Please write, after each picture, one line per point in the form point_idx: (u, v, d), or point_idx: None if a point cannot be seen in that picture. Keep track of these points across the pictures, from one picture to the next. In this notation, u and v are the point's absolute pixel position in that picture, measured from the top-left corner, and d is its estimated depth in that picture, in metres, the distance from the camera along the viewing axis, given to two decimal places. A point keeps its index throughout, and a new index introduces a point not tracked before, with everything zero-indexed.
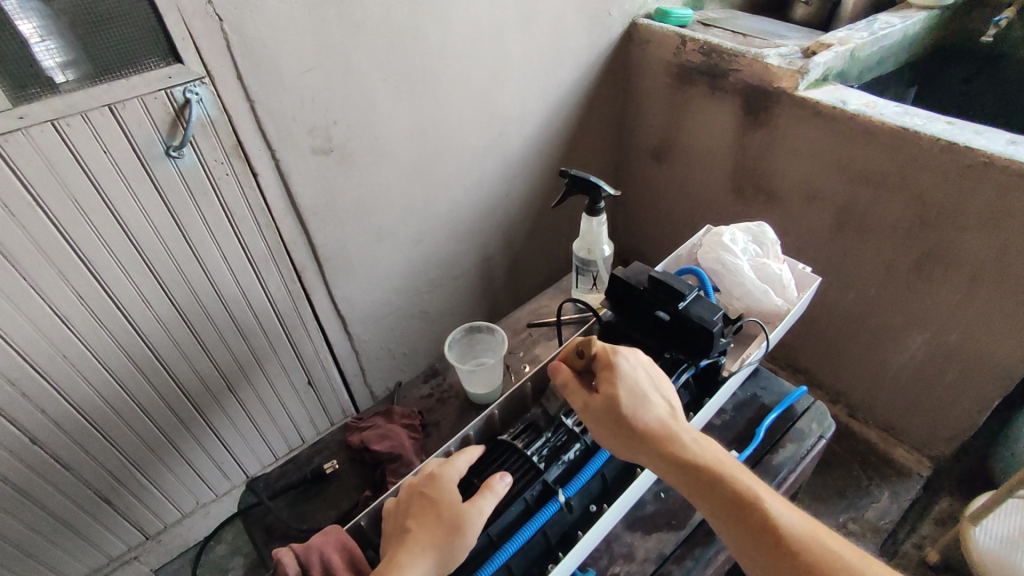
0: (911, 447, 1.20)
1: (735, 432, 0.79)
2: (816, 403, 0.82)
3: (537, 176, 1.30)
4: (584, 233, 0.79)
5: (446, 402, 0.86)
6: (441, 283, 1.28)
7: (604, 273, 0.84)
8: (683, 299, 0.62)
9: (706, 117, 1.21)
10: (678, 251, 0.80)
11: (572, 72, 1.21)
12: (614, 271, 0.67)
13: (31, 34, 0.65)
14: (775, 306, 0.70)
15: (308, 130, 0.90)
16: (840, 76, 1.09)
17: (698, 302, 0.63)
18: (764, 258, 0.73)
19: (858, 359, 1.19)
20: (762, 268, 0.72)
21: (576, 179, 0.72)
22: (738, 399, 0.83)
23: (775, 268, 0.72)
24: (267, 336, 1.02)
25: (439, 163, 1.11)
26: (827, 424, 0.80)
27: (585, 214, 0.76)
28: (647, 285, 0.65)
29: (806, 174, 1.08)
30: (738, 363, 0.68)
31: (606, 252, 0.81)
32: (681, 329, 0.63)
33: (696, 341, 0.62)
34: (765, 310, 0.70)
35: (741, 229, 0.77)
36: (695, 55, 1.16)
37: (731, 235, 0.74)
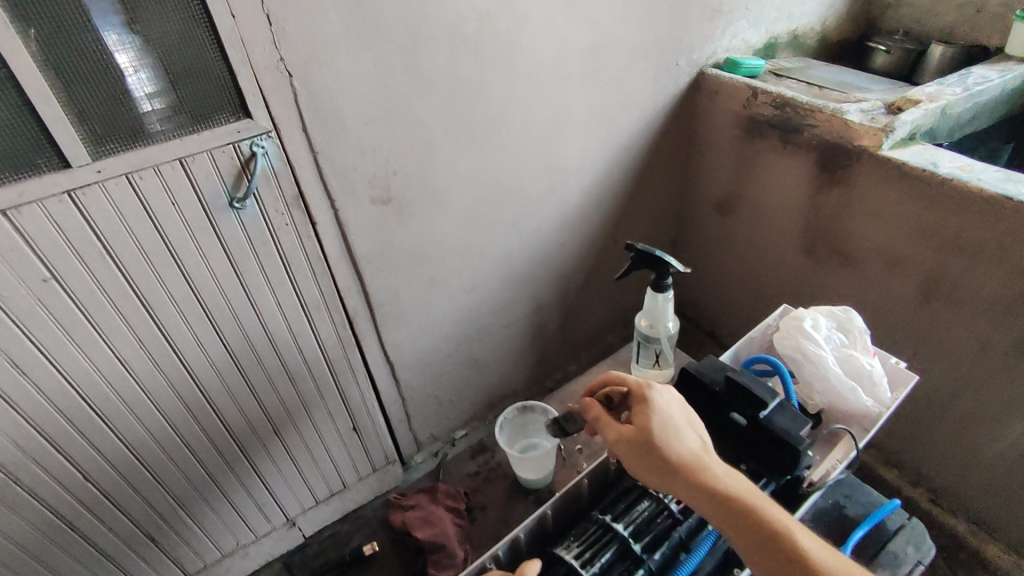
0: (1005, 545, 1.07)
1: None
2: (912, 519, 0.73)
3: (594, 225, 1.27)
4: (648, 307, 0.73)
5: None
6: (492, 332, 1.25)
7: (668, 352, 0.77)
8: (765, 408, 0.59)
9: (777, 172, 1.15)
10: (751, 334, 0.75)
11: (635, 122, 1.18)
12: (686, 367, 0.66)
13: (127, 65, 0.66)
14: (863, 407, 0.63)
15: (368, 180, 0.90)
16: (929, 134, 1.01)
17: (780, 411, 0.59)
18: (850, 349, 0.67)
19: (945, 442, 1.08)
20: (848, 361, 0.66)
21: (642, 254, 0.67)
22: (820, 508, 0.75)
23: (864, 362, 0.65)
24: (316, 382, 1.01)
25: (497, 213, 1.09)
26: (926, 546, 0.71)
27: (650, 288, 0.72)
28: (724, 386, 0.63)
29: (887, 239, 1.01)
30: (826, 472, 0.62)
31: (672, 329, 0.75)
32: (758, 438, 0.60)
33: (777, 454, 0.59)
34: (850, 409, 0.64)
35: (825, 313, 0.71)
36: (767, 109, 1.11)
37: (813, 321, 0.69)
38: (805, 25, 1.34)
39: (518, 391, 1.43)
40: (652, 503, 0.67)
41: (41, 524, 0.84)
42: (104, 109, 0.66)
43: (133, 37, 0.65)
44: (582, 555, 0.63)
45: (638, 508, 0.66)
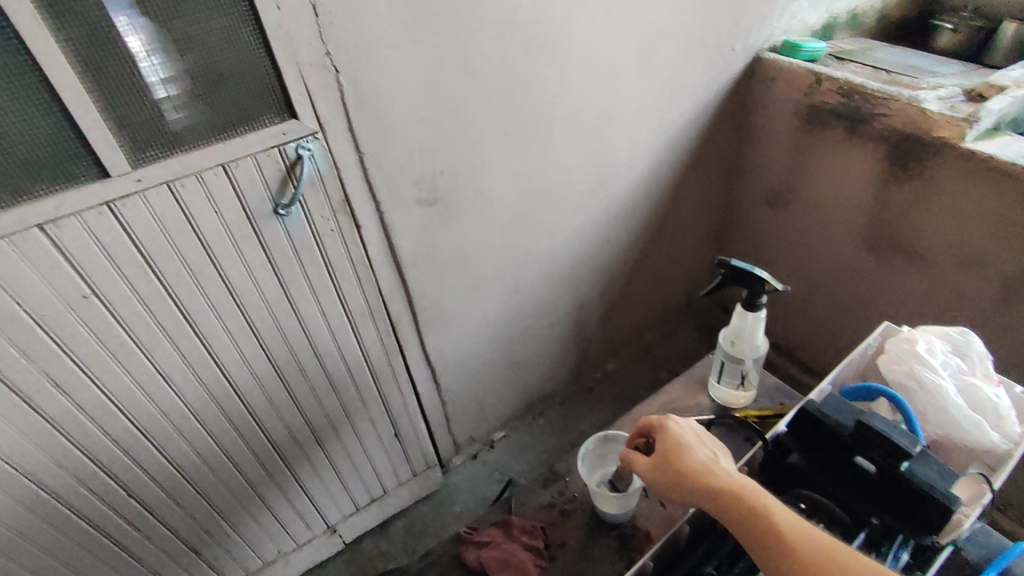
0: None
1: None
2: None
3: (640, 221, 1.21)
4: (736, 327, 0.69)
5: (570, 517, 0.77)
6: (535, 333, 1.21)
7: (753, 370, 0.73)
8: (907, 459, 0.54)
9: (839, 164, 1.08)
10: (850, 357, 0.71)
11: (686, 111, 1.12)
12: (807, 406, 0.60)
13: (140, 51, 0.59)
14: (992, 443, 0.59)
15: (414, 181, 0.85)
16: (1013, 124, 0.94)
17: (922, 461, 0.55)
18: (972, 378, 0.63)
19: (1021, 452, 1.02)
20: (968, 391, 0.62)
21: (736, 270, 0.63)
22: None
23: (990, 393, 0.61)
24: (358, 391, 0.97)
25: (544, 211, 1.03)
26: None
27: (741, 307, 0.67)
28: (854, 431, 0.57)
29: (966, 237, 0.94)
30: (958, 520, 0.58)
31: (760, 350, 0.71)
32: (893, 490, 0.56)
33: (918, 509, 0.54)
34: (975, 444, 0.60)
35: (939, 335, 0.68)
36: (832, 97, 1.04)
37: (927, 345, 0.65)
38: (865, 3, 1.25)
39: (558, 391, 1.39)
40: None
41: (84, 542, 0.81)
42: (121, 102, 0.60)
43: (145, 18, 0.58)
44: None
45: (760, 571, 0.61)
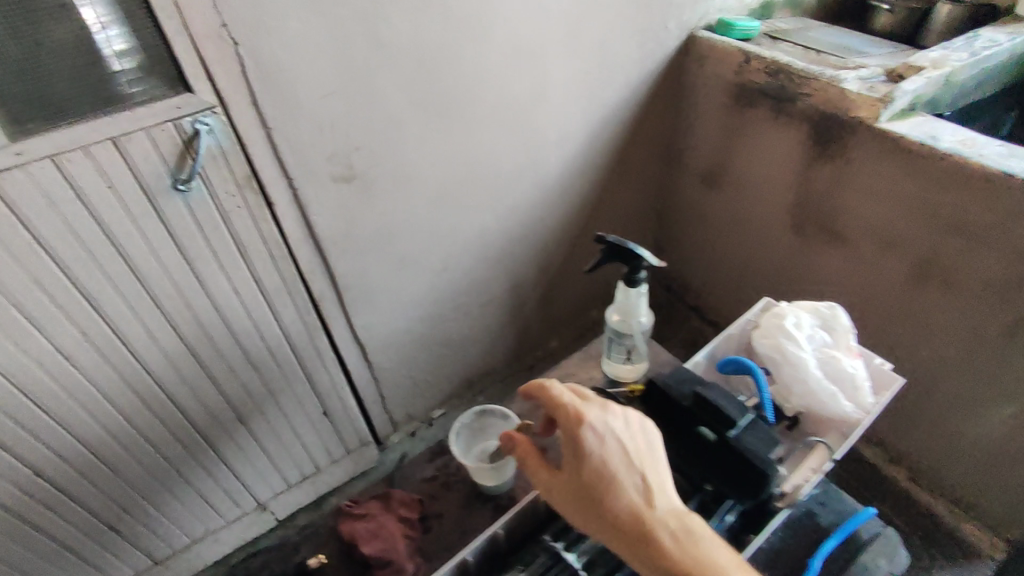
0: (983, 525, 1.07)
1: (790, 560, 0.73)
2: (887, 535, 0.74)
3: (575, 200, 1.22)
4: (620, 302, 0.70)
5: (450, 488, 0.87)
6: (469, 311, 1.22)
7: (641, 346, 0.74)
8: (733, 426, 0.58)
9: (766, 143, 1.09)
10: (730, 330, 0.74)
11: (619, 90, 1.12)
12: (654, 379, 0.65)
13: (95, 21, 0.61)
14: (844, 414, 0.62)
15: (327, 158, 0.84)
16: (930, 106, 0.95)
17: (750, 430, 0.58)
18: (834, 351, 0.66)
19: (929, 424, 1.07)
20: (829, 363, 0.65)
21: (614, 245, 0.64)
22: (791, 516, 0.77)
23: (847, 365, 0.64)
24: (280, 368, 0.98)
25: (470, 189, 1.03)
26: (897, 557, 0.73)
27: (623, 282, 0.68)
28: (692, 402, 0.62)
29: (881, 217, 0.96)
30: (800, 484, 0.61)
31: (645, 324, 0.72)
32: (726, 458, 0.59)
33: (745, 477, 0.57)
34: (830, 415, 0.63)
35: (810, 310, 0.70)
36: (759, 76, 1.04)
37: (794, 320, 0.68)
38: None
39: (498, 369, 1.40)
40: None
41: None
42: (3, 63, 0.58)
43: None
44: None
45: (587, 537, 0.68)
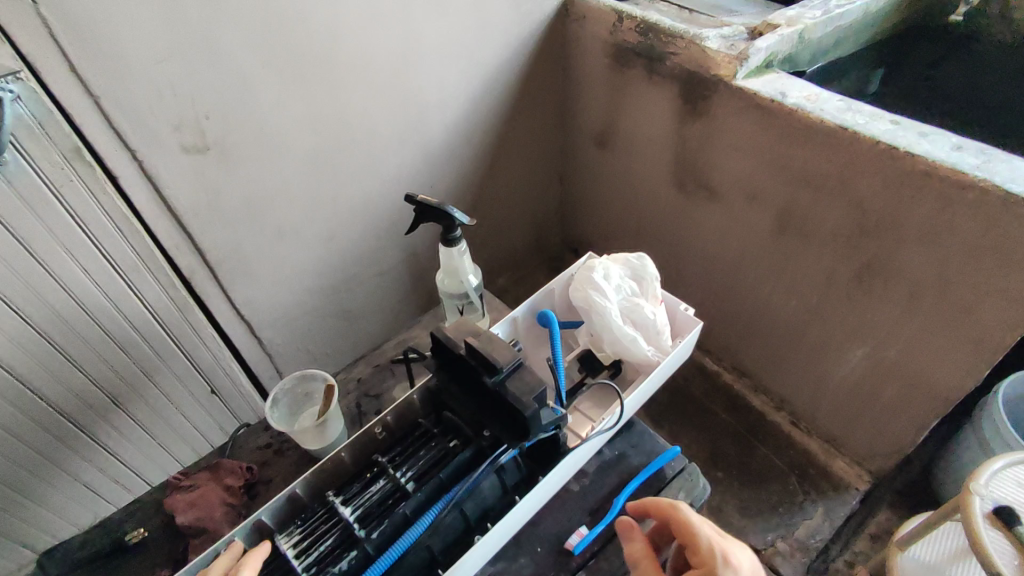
0: (851, 460, 1.13)
1: (592, 501, 0.66)
2: (692, 466, 0.68)
3: (466, 164, 1.21)
4: (446, 263, 0.75)
5: (283, 455, 0.83)
6: (361, 280, 1.20)
7: (475, 301, 0.80)
8: (496, 374, 0.52)
9: (644, 102, 1.12)
10: (550, 285, 0.75)
11: (500, 52, 1.11)
12: (432, 331, 0.57)
13: None
14: (646, 357, 0.66)
15: (174, 126, 0.80)
16: (786, 62, 1.01)
17: (516, 375, 0.52)
18: (638, 299, 0.69)
19: (802, 368, 1.13)
20: (634, 310, 0.68)
21: (424, 208, 0.69)
22: (602, 459, 0.69)
23: (648, 311, 0.68)
24: (152, 347, 0.91)
25: (346, 155, 1.01)
26: (699, 491, 0.66)
27: (443, 244, 0.73)
28: (464, 352, 0.55)
29: (746, 171, 1.00)
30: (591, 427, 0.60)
31: (474, 282, 0.78)
32: (499, 404, 0.54)
33: (515, 421, 0.53)
34: (636, 359, 0.67)
35: (620, 262, 0.73)
36: (631, 35, 1.06)
37: (603, 271, 0.70)
38: None
39: None
40: (389, 482, 0.56)
41: None
42: None
43: None
44: (299, 544, 0.53)
45: (371, 489, 0.56)
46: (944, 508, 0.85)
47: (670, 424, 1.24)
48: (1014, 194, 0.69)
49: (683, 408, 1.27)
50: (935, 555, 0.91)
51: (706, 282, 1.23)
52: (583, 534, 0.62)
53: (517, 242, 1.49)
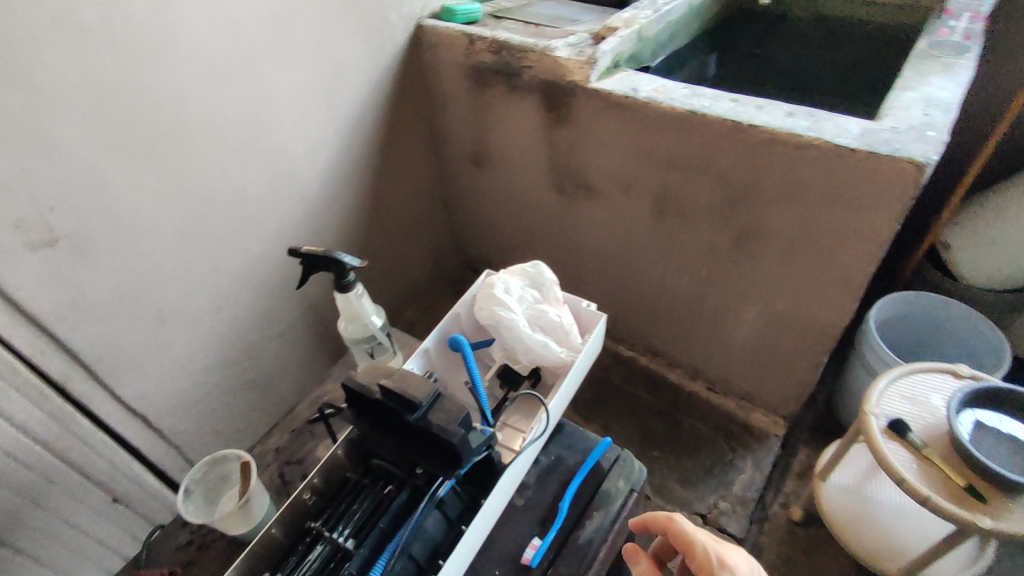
0: (767, 410, 1.22)
1: (539, 511, 0.66)
2: (625, 453, 0.70)
3: (351, 205, 1.19)
4: (345, 310, 0.73)
5: (206, 549, 0.76)
6: (263, 345, 1.14)
7: (383, 343, 0.78)
8: (418, 409, 0.51)
9: (511, 117, 1.16)
10: (456, 310, 0.75)
11: (362, 90, 1.11)
12: (343, 381, 0.55)
13: None
14: (560, 358, 0.68)
15: (14, 225, 0.71)
16: (632, 60, 1.09)
17: (438, 404, 0.52)
18: (541, 305, 0.71)
19: (706, 336, 1.21)
20: (540, 317, 0.70)
21: (311, 257, 0.67)
22: (540, 467, 0.70)
23: (553, 315, 0.70)
24: (33, 470, 0.80)
25: (220, 219, 0.96)
26: (636, 473, 0.68)
27: (337, 290, 0.71)
28: (380, 395, 0.53)
29: (618, 165, 1.06)
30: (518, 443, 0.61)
31: (377, 322, 0.77)
32: (427, 437, 0.53)
33: (446, 451, 0.53)
34: (551, 363, 0.68)
35: (518, 273, 0.75)
36: (485, 55, 1.11)
37: (504, 285, 0.72)
38: None
39: None
40: (328, 545, 0.53)
41: None
42: None
43: None
44: None
45: (310, 557, 0.53)
46: (849, 433, 0.94)
47: (601, 416, 1.28)
48: (843, 146, 0.79)
49: (609, 399, 1.31)
50: (852, 477, 1.02)
51: (605, 275, 1.28)
52: (536, 545, 0.62)
53: (417, 273, 1.48)
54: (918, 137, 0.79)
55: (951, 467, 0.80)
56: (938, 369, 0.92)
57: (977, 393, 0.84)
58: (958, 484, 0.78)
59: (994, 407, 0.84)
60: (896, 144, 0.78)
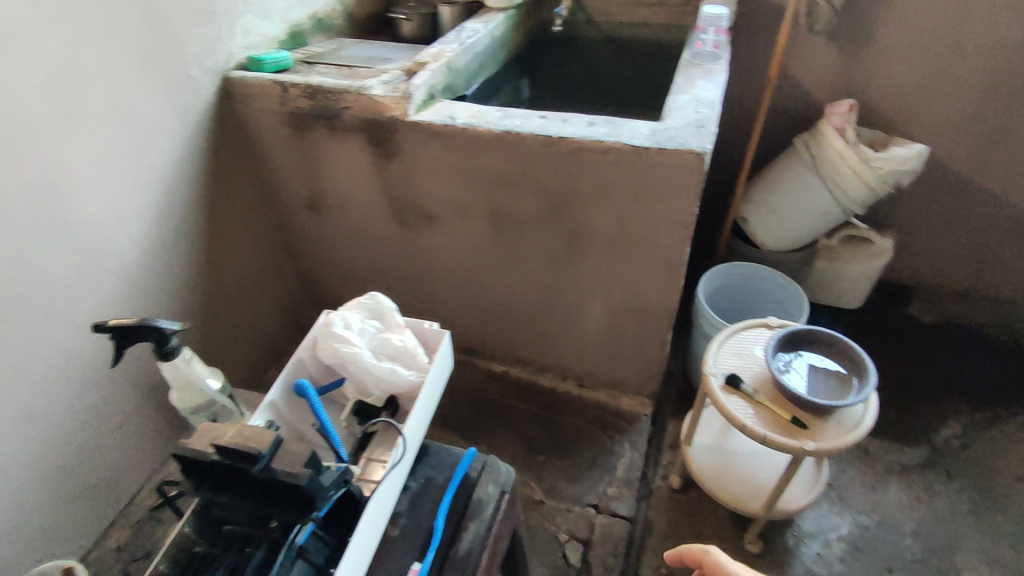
0: (633, 393, 1.32)
1: (417, 536, 0.66)
2: (490, 458, 0.71)
3: (183, 271, 1.11)
4: (173, 378, 0.68)
5: None
6: (102, 442, 0.99)
7: (224, 407, 0.74)
8: (259, 461, 0.50)
9: (341, 158, 1.16)
10: (300, 354, 0.73)
11: (173, 149, 1.05)
12: (172, 452, 0.52)
13: None
14: (409, 381, 0.69)
15: None
16: (446, 91, 1.15)
17: (280, 452, 0.51)
18: (384, 333, 0.72)
19: (565, 336, 1.28)
20: (384, 345, 0.71)
21: (120, 329, 0.62)
22: (411, 492, 0.69)
23: (397, 340, 0.71)
24: None
25: (23, 312, 0.83)
26: (504, 474, 0.70)
27: (161, 359, 0.67)
28: (217, 456, 0.51)
29: (453, 189, 1.11)
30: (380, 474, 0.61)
31: (214, 386, 0.72)
32: (275, 489, 0.52)
33: (298, 497, 0.52)
34: (402, 387, 0.69)
35: (357, 306, 0.75)
36: (301, 101, 1.11)
37: (343, 321, 0.71)
38: (323, 8, 1.40)
39: None
40: None
41: None
42: None
43: None
44: None
45: None
46: (699, 396, 1.04)
47: (485, 435, 1.29)
48: (638, 146, 0.91)
49: (489, 416, 1.33)
50: (711, 436, 1.14)
51: (464, 297, 1.31)
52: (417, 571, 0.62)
53: (271, 331, 1.40)
54: (695, 132, 0.92)
55: (778, 405, 0.93)
56: (755, 324, 1.06)
57: (787, 338, 0.98)
58: (786, 418, 0.90)
59: (801, 347, 0.98)
60: (679, 140, 0.91)
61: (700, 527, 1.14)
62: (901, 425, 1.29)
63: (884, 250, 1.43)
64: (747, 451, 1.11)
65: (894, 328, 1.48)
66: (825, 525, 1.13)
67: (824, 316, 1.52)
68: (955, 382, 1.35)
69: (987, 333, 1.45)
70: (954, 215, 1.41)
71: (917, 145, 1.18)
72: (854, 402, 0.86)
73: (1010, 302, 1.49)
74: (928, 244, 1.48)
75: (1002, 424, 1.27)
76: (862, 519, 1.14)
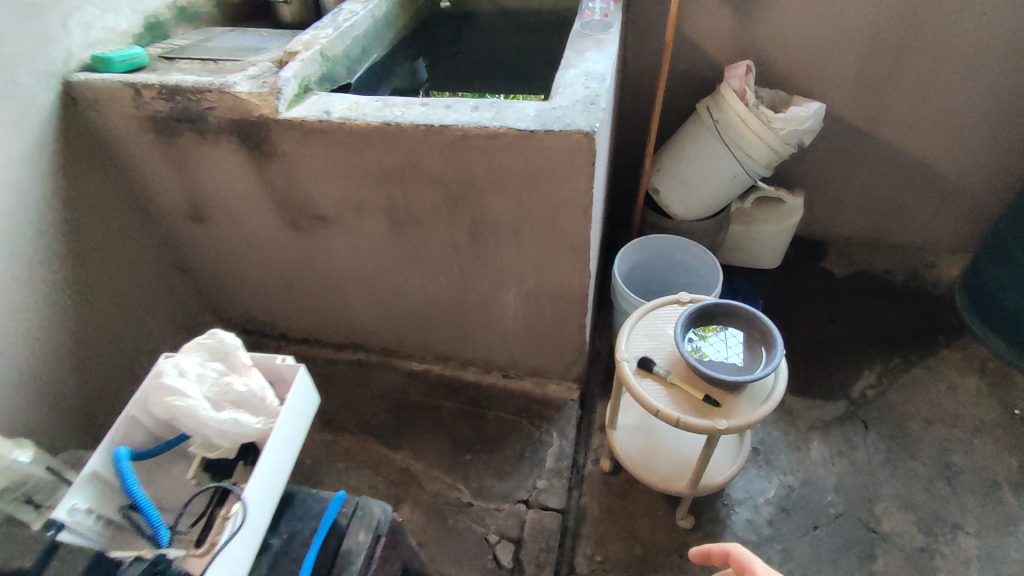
0: (559, 379, 1.29)
1: None
2: (360, 501, 0.69)
3: (44, 305, 0.99)
4: None
5: None
6: None
7: (36, 478, 0.67)
8: None
9: (214, 162, 1.05)
10: (132, 409, 0.70)
11: (8, 170, 0.92)
12: None
13: None
14: (256, 431, 0.66)
15: None
16: (324, 82, 1.05)
17: None
18: (225, 377, 0.67)
19: (483, 329, 1.23)
20: (225, 391, 0.66)
21: None
22: (271, 553, 0.66)
23: (239, 385, 0.67)
24: None
25: None
26: (375, 517, 0.68)
27: None
28: None
29: (341, 187, 1.03)
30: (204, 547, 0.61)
31: (16, 457, 0.66)
32: None
33: None
34: (250, 438, 0.66)
35: (195, 346, 0.69)
36: (159, 103, 0.99)
37: (174, 368, 0.66)
38: None
39: None
40: None
41: None
42: None
43: None
44: None
45: None
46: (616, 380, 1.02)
47: (410, 439, 1.24)
48: (525, 130, 0.85)
49: (413, 418, 1.27)
50: (634, 417, 1.12)
51: (373, 298, 1.24)
52: None
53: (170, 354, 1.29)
54: (583, 109, 0.87)
55: (691, 384, 0.91)
56: (666, 301, 1.04)
57: (695, 314, 0.96)
58: (699, 397, 0.89)
59: (710, 323, 0.97)
60: (566, 119, 0.85)
61: (633, 508, 1.14)
62: (820, 381, 1.31)
63: (796, 208, 1.42)
64: (669, 429, 1.10)
65: (809, 284, 1.50)
66: (753, 491, 1.14)
67: (743, 278, 1.53)
68: (870, 332, 1.39)
69: (895, 280, 1.49)
70: (856, 168, 1.43)
71: (815, 103, 1.17)
72: (763, 375, 0.85)
73: (914, 247, 1.54)
74: (835, 198, 1.50)
75: (912, 369, 1.31)
76: (787, 480, 1.16)
